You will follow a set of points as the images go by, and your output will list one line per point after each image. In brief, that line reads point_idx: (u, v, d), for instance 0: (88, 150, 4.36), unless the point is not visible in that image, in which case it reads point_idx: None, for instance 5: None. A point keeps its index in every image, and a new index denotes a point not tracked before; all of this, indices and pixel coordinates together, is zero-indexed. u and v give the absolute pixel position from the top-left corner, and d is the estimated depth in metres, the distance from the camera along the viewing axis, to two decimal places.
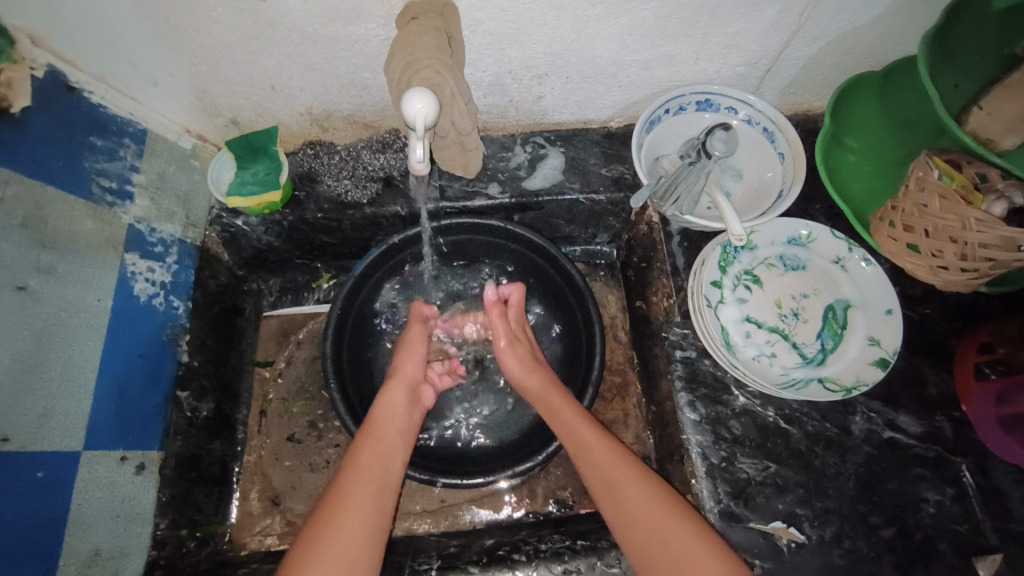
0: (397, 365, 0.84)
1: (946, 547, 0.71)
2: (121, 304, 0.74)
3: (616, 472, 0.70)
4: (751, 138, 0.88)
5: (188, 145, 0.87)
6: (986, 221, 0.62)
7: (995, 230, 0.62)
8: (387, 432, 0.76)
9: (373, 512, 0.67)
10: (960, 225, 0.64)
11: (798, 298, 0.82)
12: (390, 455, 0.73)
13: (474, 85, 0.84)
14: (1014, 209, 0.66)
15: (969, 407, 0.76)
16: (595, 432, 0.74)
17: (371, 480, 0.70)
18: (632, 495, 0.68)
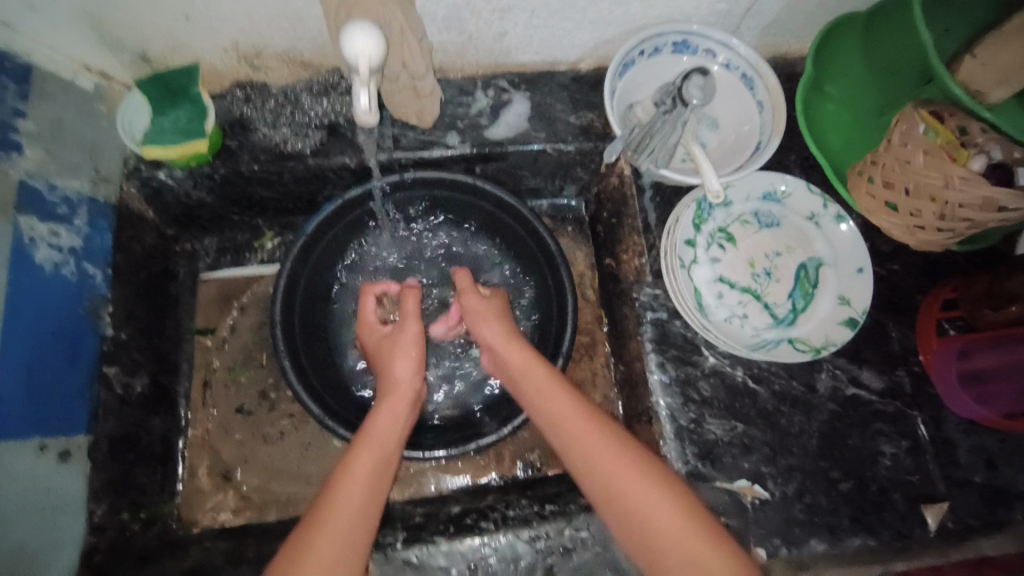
0: (392, 373, 0.74)
1: (899, 497, 0.74)
2: (20, 278, 0.64)
3: (600, 457, 0.64)
4: (730, 84, 0.82)
5: (88, 85, 0.73)
6: (970, 180, 0.60)
7: (977, 190, 0.60)
8: (382, 452, 0.66)
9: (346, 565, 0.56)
10: (942, 183, 0.62)
11: (771, 257, 0.79)
12: (372, 496, 0.62)
13: (427, 19, 0.73)
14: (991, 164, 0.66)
15: (927, 358, 0.78)
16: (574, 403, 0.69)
17: (360, 509, 0.60)
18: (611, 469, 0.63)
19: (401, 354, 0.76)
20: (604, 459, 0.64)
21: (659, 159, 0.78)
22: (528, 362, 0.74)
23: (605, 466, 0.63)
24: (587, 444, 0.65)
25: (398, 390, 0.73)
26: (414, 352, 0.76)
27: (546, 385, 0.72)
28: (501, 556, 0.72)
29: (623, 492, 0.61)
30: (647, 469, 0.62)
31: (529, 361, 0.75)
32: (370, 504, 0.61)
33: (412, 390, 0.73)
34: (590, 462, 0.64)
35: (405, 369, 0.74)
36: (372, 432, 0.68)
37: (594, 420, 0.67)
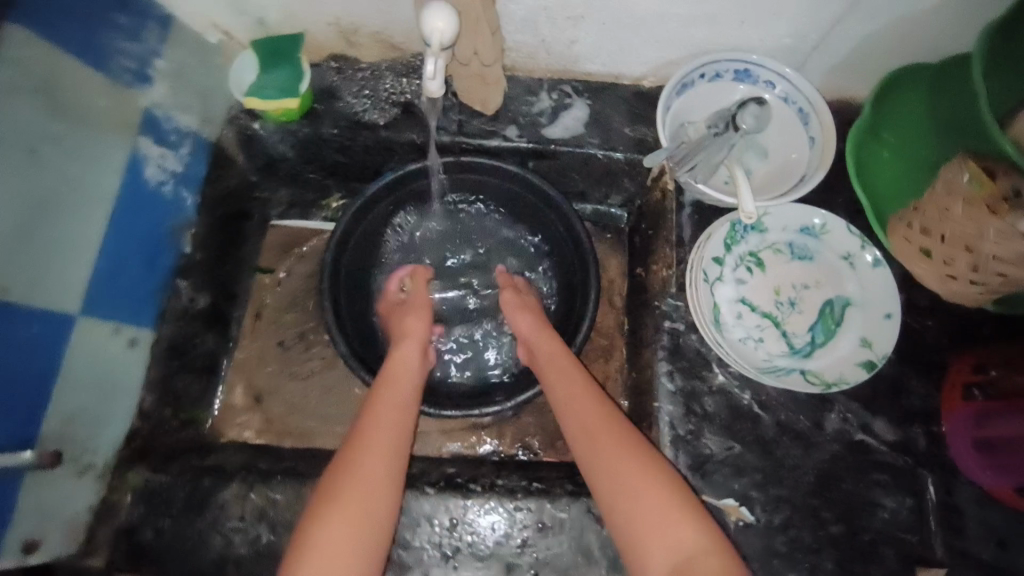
0: (407, 325, 0.84)
1: (891, 553, 0.72)
2: (132, 185, 0.76)
3: (601, 439, 0.69)
4: (785, 117, 0.84)
5: (213, 40, 0.86)
6: (1005, 235, 0.60)
7: (1010, 245, 0.60)
8: (403, 391, 0.75)
9: (389, 476, 0.66)
10: (976, 234, 0.63)
11: (798, 288, 0.80)
12: (401, 423, 0.72)
13: (506, 18, 0.81)
14: None
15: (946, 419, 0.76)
16: (586, 389, 0.75)
17: (384, 451, 0.68)
18: (608, 448, 0.68)
19: (414, 314, 0.86)
20: (613, 453, 0.67)
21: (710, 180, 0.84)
22: (550, 347, 0.80)
23: (615, 461, 0.67)
24: (591, 424, 0.71)
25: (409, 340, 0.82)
26: (421, 309, 0.87)
27: (565, 371, 0.77)
28: (481, 519, 0.75)
29: (614, 471, 0.66)
30: (655, 472, 0.65)
31: (553, 347, 0.80)
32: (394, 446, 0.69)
33: (421, 338, 0.83)
34: (602, 457, 0.68)
35: (417, 323, 0.84)
36: (392, 380, 0.76)
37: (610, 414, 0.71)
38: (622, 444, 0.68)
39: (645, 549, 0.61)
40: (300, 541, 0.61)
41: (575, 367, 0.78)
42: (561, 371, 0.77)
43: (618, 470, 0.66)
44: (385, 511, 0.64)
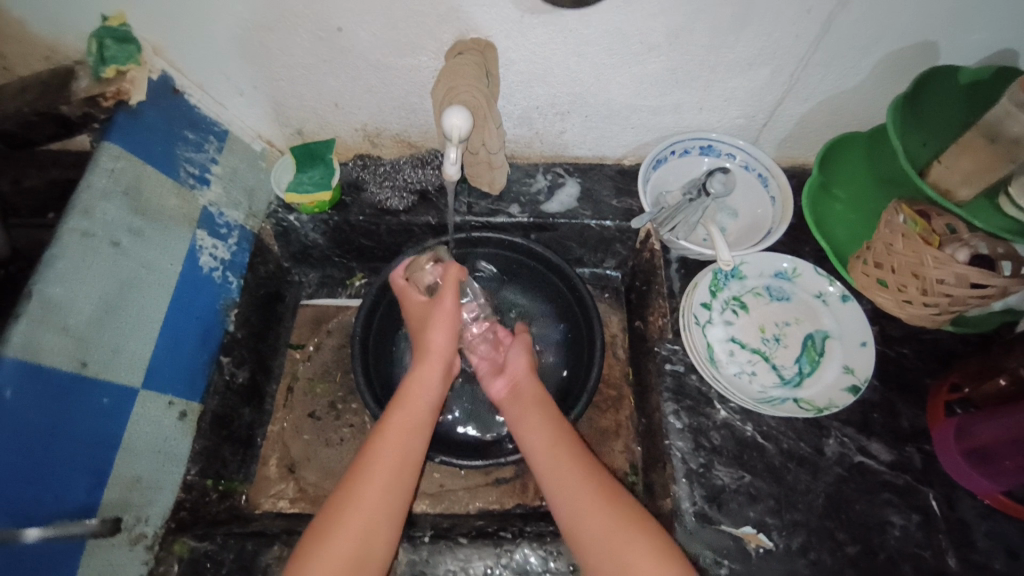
0: (428, 339, 0.84)
1: (909, 569, 0.75)
2: (187, 270, 0.86)
3: (591, 519, 0.70)
4: (747, 182, 0.99)
5: (258, 148, 1.02)
6: (941, 260, 0.71)
7: (948, 268, 0.70)
8: (417, 416, 0.79)
9: (385, 508, 0.70)
10: (919, 262, 0.73)
11: (780, 325, 0.90)
12: (406, 456, 0.74)
13: (506, 117, 0.97)
14: (976, 256, 0.73)
15: (935, 435, 0.82)
16: (567, 454, 0.76)
17: (389, 472, 0.72)
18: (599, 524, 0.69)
19: (437, 324, 0.84)
20: (608, 521, 0.69)
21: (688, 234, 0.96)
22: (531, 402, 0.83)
23: (611, 525, 0.69)
24: (579, 494, 0.72)
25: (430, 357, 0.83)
26: (449, 322, 0.84)
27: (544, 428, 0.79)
28: (516, 558, 0.78)
29: (618, 554, 0.67)
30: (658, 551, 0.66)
31: (537, 396, 0.84)
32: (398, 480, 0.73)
33: (444, 359, 0.84)
34: (593, 517, 0.70)
35: (441, 338, 0.84)
36: (406, 400, 0.79)
37: (589, 476, 0.74)
38: (613, 506, 0.71)
39: None
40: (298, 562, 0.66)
41: (558, 423, 0.80)
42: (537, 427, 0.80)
43: (618, 549, 0.67)
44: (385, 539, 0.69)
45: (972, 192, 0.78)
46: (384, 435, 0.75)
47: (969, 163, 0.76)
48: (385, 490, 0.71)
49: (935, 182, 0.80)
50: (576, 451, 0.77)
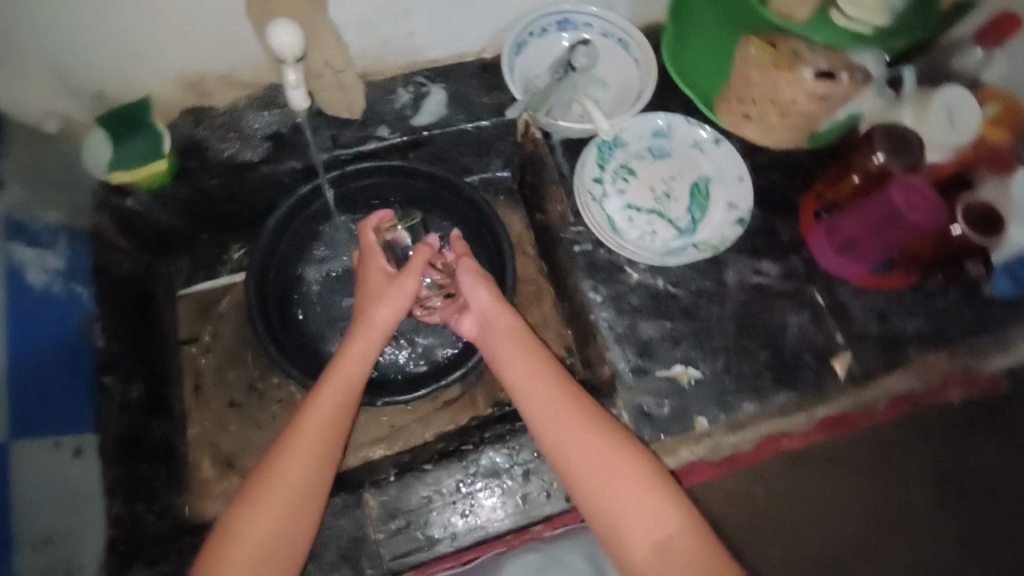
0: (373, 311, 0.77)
1: (809, 356, 0.87)
2: (15, 295, 0.73)
3: (573, 439, 0.68)
4: (610, 49, 0.98)
5: (53, 128, 0.83)
6: (793, 82, 0.81)
7: (799, 87, 0.80)
8: (346, 383, 0.73)
9: (315, 474, 0.67)
10: (774, 89, 0.83)
11: (668, 181, 0.94)
12: (337, 421, 0.70)
13: (343, 28, 0.87)
14: (821, 73, 0.79)
15: (811, 242, 0.91)
16: (545, 375, 0.74)
17: (321, 437, 0.69)
18: (579, 443, 0.68)
19: (386, 297, 0.78)
20: (586, 433, 0.69)
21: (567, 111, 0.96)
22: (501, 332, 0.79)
23: (585, 436, 0.68)
24: (561, 416, 0.70)
25: (371, 329, 0.77)
26: (404, 293, 0.78)
27: (519, 356, 0.76)
28: (483, 463, 0.80)
29: (595, 469, 0.67)
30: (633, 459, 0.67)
31: (506, 325, 0.79)
32: (337, 429, 0.70)
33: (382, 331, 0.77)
34: (572, 434, 0.69)
35: (386, 311, 0.78)
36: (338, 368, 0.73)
37: (567, 392, 0.72)
38: (591, 418, 0.70)
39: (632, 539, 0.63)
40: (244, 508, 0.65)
41: (532, 346, 0.76)
42: (513, 356, 0.76)
43: (597, 463, 0.67)
44: (324, 484, 0.68)
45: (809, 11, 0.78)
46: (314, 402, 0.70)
47: None
48: (317, 458, 0.68)
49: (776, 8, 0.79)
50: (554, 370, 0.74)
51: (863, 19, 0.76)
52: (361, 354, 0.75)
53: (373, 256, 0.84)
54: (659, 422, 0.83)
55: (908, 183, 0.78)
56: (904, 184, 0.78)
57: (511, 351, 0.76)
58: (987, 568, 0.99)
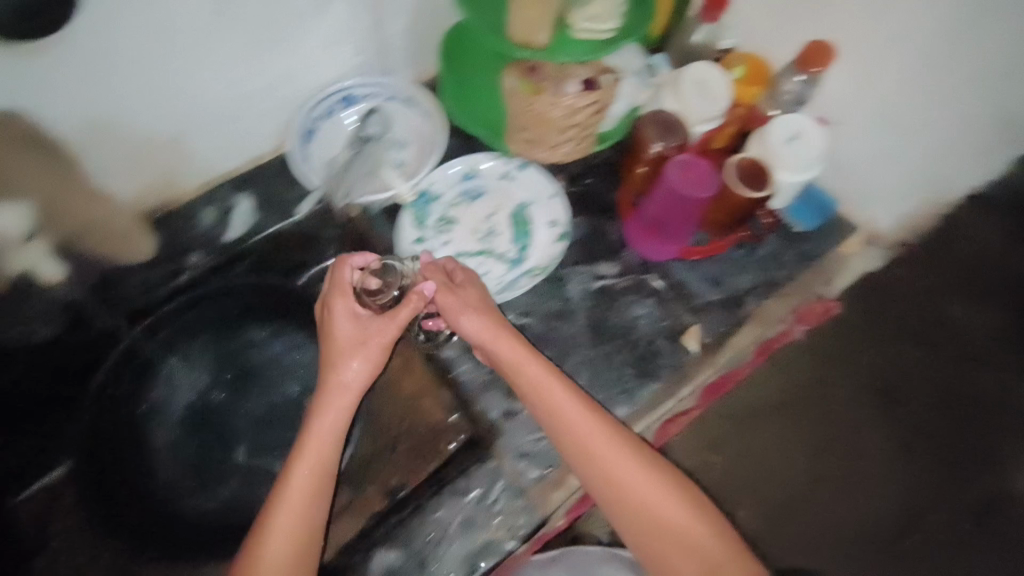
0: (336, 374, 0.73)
1: (664, 340, 0.90)
2: None
3: (602, 446, 0.71)
4: (401, 110, 1.00)
5: None
6: (555, 100, 0.86)
7: (559, 103, 0.86)
8: (326, 456, 0.70)
9: (291, 557, 0.65)
10: (543, 110, 0.87)
11: (488, 218, 0.96)
12: (314, 497, 0.68)
13: (108, 174, 0.84)
14: (584, 81, 0.87)
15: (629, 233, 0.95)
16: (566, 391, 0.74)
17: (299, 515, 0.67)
18: (608, 455, 0.71)
19: (354, 352, 0.74)
20: (611, 446, 0.71)
21: (373, 184, 0.96)
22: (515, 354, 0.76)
23: (606, 449, 0.71)
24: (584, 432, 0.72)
25: (342, 395, 0.73)
26: (375, 343, 0.74)
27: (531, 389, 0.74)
28: (375, 567, 0.78)
29: (616, 476, 0.70)
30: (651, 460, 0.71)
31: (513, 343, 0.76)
32: (320, 492, 0.69)
33: (348, 395, 0.73)
34: (597, 451, 0.71)
35: (351, 371, 0.73)
36: (313, 441, 0.70)
37: (591, 404, 0.74)
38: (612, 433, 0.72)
39: (647, 535, 0.69)
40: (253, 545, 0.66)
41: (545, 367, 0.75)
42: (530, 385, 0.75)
43: (620, 469, 0.70)
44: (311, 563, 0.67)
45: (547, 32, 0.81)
46: (295, 479, 0.68)
47: (528, 10, 0.79)
48: (296, 539, 0.66)
49: (518, 36, 0.82)
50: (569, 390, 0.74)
51: (592, 26, 0.82)
52: (338, 415, 0.72)
53: (344, 301, 0.76)
54: (541, 456, 0.82)
55: (685, 160, 0.82)
56: (681, 162, 0.82)
57: (536, 382, 0.75)
58: (941, 452, 1.10)
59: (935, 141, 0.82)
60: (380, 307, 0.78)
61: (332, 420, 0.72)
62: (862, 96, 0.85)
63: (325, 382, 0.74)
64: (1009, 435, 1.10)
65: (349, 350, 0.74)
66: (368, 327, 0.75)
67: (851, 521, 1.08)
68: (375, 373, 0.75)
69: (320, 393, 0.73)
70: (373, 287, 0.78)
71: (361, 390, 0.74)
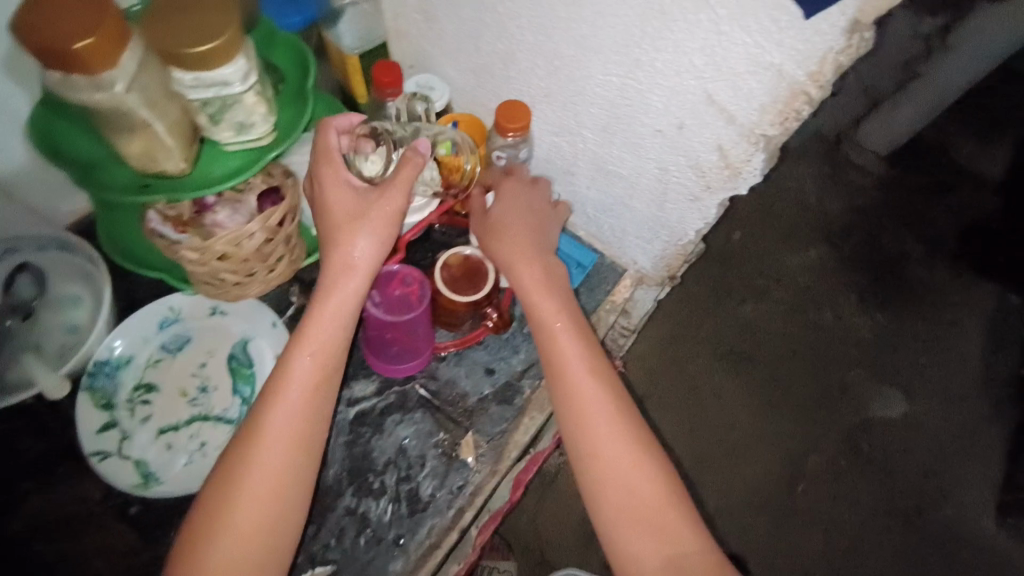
0: (347, 258, 0.65)
1: (436, 460, 0.80)
2: None
3: (592, 400, 0.62)
4: (58, 261, 0.81)
5: None
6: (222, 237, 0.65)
7: (227, 236, 0.65)
8: (309, 419, 0.63)
9: None
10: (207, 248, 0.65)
11: (198, 371, 0.80)
12: (266, 511, 0.59)
13: None
14: (262, 194, 0.73)
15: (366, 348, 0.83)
16: (572, 332, 0.66)
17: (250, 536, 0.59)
18: (604, 405, 0.62)
19: (340, 290, 0.65)
20: (602, 398, 0.63)
21: (39, 367, 0.75)
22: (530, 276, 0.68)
23: (603, 404, 0.62)
24: (589, 374, 0.64)
25: (296, 383, 0.63)
26: (386, 217, 0.65)
27: (551, 311, 0.67)
28: None
29: (595, 435, 0.61)
30: (636, 424, 0.63)
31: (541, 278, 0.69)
32: (309, 427, 0.63)
33: (330, 359, 0.65)
34: (598, 403, 0.62)
35: (357, 249, 0.65)
36: (287, 409, 0.62)
37: (589, 345, 0.66)
38: (603, 384, 0.64)
39: (630, 534, 0.58)
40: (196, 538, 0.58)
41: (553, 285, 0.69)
42: (547, 306, 0.67)
43: (607, 440, 0.61)
44: None
45: (179, 159, 0.63)
46: (246, 484, 0.59)
47: (136, 139, 0.59)
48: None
49: (141, 166, 0.63)
50: (577, 320, 0.68)
51: (246, 137, 0.65)
52: (342, 318, 0.66)
53: (333, 171, 0.65)
54: None
55: (383, 276, 0.77)
56: (380, 279, 0.76)
57: (535, 283, 0.68)
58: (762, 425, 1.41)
59: (641, 194, 0.76)
60: (366, 176, 0.70)
61: (313, 355, 0.64)
62: (578, 152, 0.77)
63: (329, 270, 0.66)
64: (805, 368, 1.47)
65: (348, 226, 0.64)
66: (364, 200, 0.65)
67: (747, 476, 1.36)
68: (386, 249, 0.67)
69: (328, 280, 0.65)
70: (362, 153, 0.70)
71: (373, 267, 0.66)
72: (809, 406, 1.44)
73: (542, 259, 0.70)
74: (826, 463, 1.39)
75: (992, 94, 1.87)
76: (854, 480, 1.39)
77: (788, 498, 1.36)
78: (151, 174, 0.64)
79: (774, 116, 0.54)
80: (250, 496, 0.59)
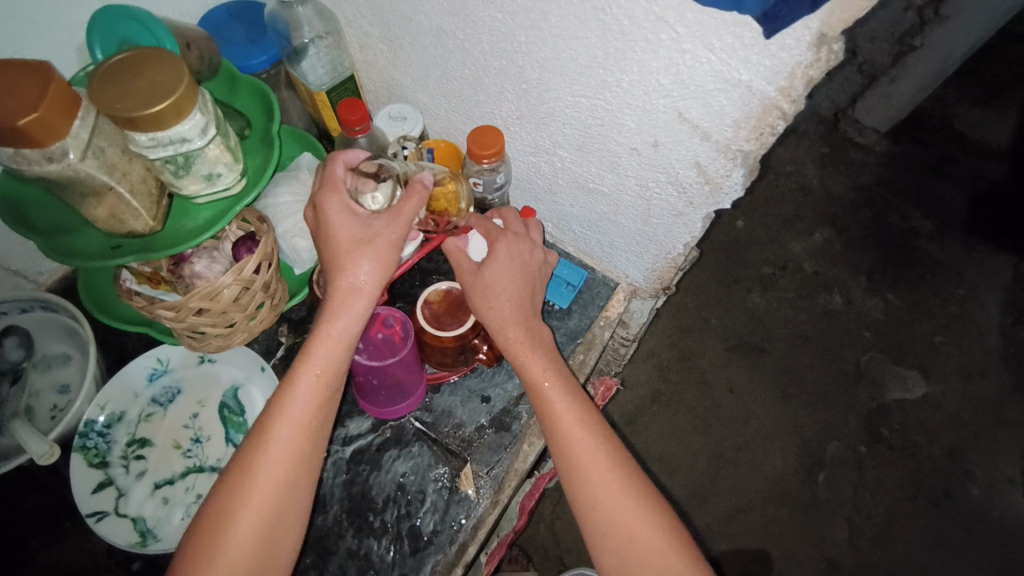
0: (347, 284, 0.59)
1: (436, 494, 0.77)
2: None
3: (591, 463, 0.60)
4: (41, 322, 0.81)
5: None
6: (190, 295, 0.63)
7: (194, 295, 0.63)
8: (310, 435, 0.59)
9: None
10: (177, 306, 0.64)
11: (191, 422, 0.79)
12: (262, 532, 0.55)
13: None
14: (234, 246, 0.70)
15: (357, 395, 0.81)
16: (563, 392, 0.64)
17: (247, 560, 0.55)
18: (602, 463, 0.60)
19: (341, 312, 0.60)
20: (600, 460, 0.60)
21: (19, 433, 0.70)
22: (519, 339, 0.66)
23: (601, 464, 0.60)
24: (583, 436, 0.61)
25: (295, 400, 0.59)
26: (393, 246, 0.61)
27: (540, 375, 0.65)
28: None
29: (600, 497, 0.58)
30: (636, 481, 0.60)
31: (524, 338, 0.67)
32: (312, 449, 0.59)
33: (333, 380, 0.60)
34: (595, 466, 0.60)
35: (362, 272, 0.60)
36: (287, 426, 0.58)
37: (580, 404, 0.64)
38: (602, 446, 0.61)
39: None
40: (189, 560, 0.54)
41: (537, 342, 0.67)
42: (535, 371, 0.65)
43: (611, 503, 0.58)
44: None
45: (147, 218, 0.62)
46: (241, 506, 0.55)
47: (100, 205, 0.59)
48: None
49: (111, 230, 0.62)
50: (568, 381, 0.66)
51: (214, 188, 0.64)
52: (337, 347, 0.60)
53: (338, 196, 0.61)
54: None
55: None
56: None
57: (519, 342, 0.66)
58: (777, 419, 1.36)
59: (625, 209, 0.73)
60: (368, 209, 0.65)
61: (319, 377, 0.59)
62: (556, 171, 0.75)
63: (332, 287, 0.60)
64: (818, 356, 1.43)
65: (354, 249, 0.59)
66: (373, 225, 0.60)
67: (768, 476, 1.31)
68: (390, 274, 0.61)
69: (332, 299, 0.60)
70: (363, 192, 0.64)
71: (379, 291, 0.61)
72: (825, 394, 1.39)
73: (528, 320, 0.68)
74: (849, 454, 1.34)
75: (991, 58, 1.83)
76: (878, 466, 1.34)
77: (811, 490, 1.31)
78: (123, 235, 0.63)
79: (751, 129, 0.52)
80: (250, 521, 0.55)
